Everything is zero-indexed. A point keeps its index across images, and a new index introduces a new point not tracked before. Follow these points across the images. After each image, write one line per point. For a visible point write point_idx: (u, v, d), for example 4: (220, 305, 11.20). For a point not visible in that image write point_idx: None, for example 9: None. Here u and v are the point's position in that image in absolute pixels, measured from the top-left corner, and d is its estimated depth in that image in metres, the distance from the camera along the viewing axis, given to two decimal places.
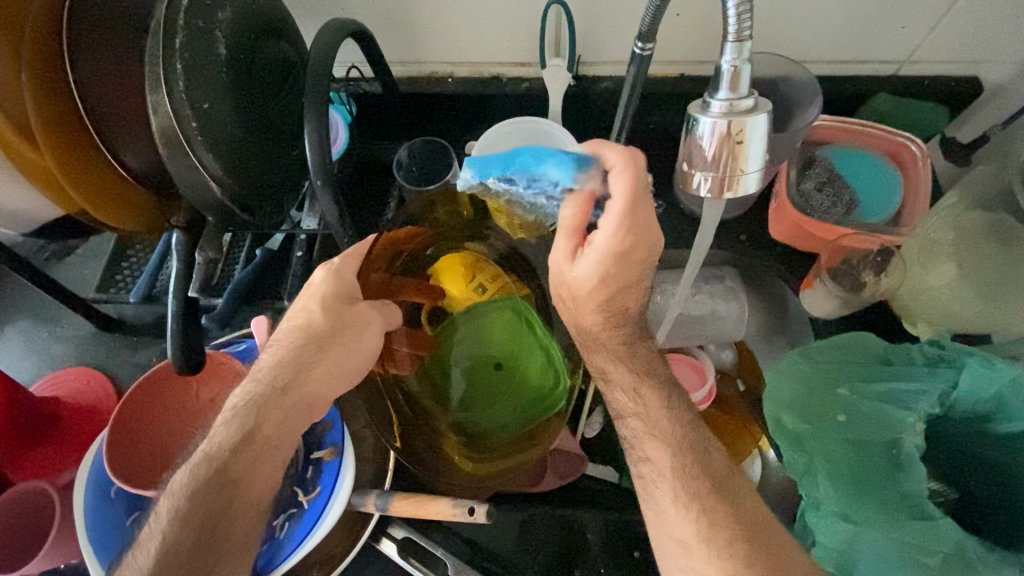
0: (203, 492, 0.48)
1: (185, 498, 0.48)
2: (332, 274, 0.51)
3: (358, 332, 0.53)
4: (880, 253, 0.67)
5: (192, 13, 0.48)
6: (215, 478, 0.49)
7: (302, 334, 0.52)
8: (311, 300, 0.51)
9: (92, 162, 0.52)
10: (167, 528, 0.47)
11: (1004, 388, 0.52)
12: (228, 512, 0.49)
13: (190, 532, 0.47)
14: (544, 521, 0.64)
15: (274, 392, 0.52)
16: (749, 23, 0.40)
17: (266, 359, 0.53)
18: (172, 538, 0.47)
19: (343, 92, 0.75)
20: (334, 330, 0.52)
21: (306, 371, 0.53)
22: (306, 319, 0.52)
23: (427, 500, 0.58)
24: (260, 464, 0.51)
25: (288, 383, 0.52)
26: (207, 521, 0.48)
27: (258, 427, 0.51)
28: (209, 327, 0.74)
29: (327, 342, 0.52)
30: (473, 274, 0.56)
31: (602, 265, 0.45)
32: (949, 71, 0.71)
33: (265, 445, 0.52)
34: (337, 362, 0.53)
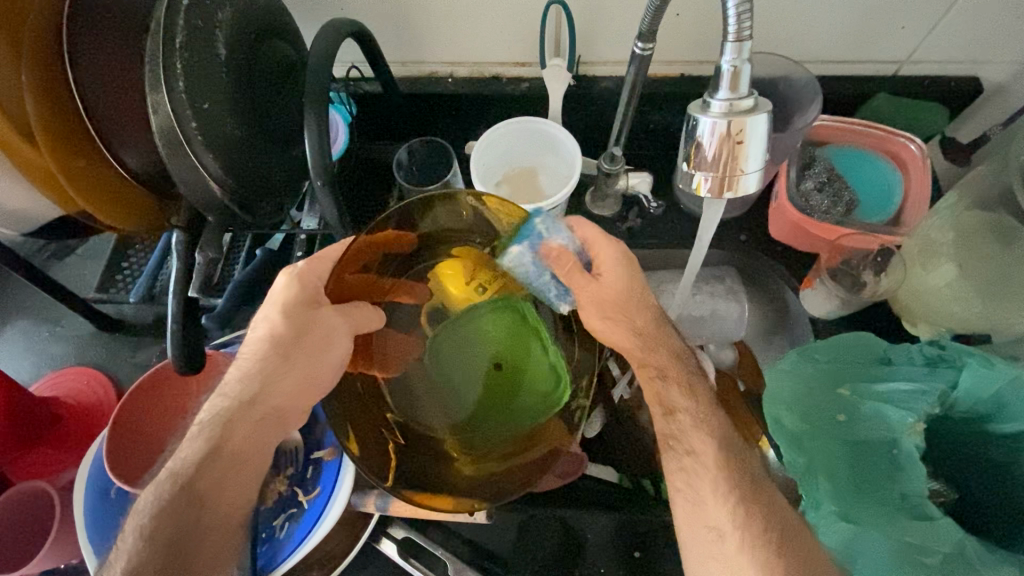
0: (170, 509, 0.51)
1: (152, 515, 0.51)
2: (294, 278, 0.53)
3: (326, 338, 0.53)
4: (880, 253, 0.67)
5: (192, 12, 0.48)
6: (182, 494, 0.51)
7: (265, 345, 0.54)
8: (275, 308, 0.54)
9: (91, 161, 0.52)
10: (137, 540, 0.50)
11: (1004, 388, 0.52)
12: (195, 527, 0.51)
13: (158, 548, 0.49)
14: (544, 521, 0.64)
15: (241, 406, 0.54)
16: (749, 23, 0.40)
17: (233, 374, 0.55)
18: (141, 553, 0.49)
19: (343, 92, 0.75)
20: (296, 336, 0.53)
21: (274, 383, 0.54)
22: (270, 329, 0.53)
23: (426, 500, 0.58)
24: (229, 478, 0.53)
25: (256, 397, 0.54)
26: (175, 535, 0.50)
27: (224, 441, 0.53)
28: (209, 327, 0.74)
29: (292, 350, 0.54)
30: (473, 274, 0.56)
31: (620, 276, 0.55)
32: (949, 72, 0.71)
33: (232, 459, 0.53)
34: (307, 373, 0.55)
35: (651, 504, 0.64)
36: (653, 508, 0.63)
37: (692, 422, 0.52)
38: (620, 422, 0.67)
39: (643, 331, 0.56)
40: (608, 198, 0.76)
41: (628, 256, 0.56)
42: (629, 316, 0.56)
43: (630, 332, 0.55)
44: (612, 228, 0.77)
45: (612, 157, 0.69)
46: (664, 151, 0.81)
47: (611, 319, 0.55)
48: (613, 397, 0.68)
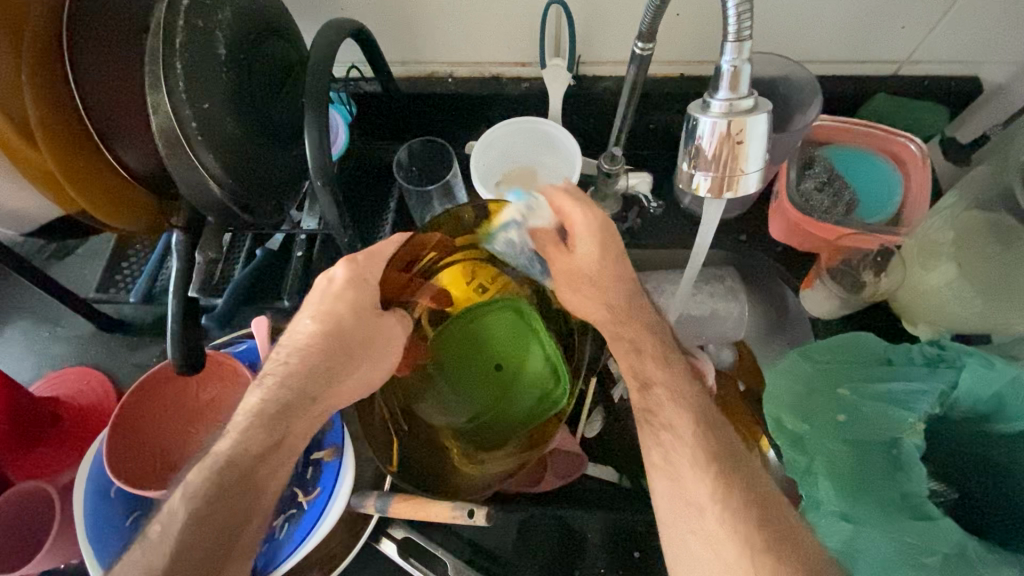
0: (224, 494, 0.47)
1: (205, 498, 0.47)
2: (353, 273, 0.51)
3: (385, 342, 0.53)
4: (880, 253, 0.68)
5: (192, 12, 0.48)
6: (236, 480, 0.48)
7: (328, 337, 0.50)
8: (338, 300, 0.50)
9: (93, 161, 0.52)
10: (183, 526, 0.46)
11: (1004, 388, 0.52)
12: (241, 516, 0.48)
13: (207, 536, 0.46)
14: (544, 521, 0.64)
15: (304, 400, 0.51)
16: (749, 23, 0.40)
17: (288, 361, 0.51)
18: (189, 538, 0.46)
19: (343, 92, 0.75)
20: (363, 339, 0.51)
21: (337, 381, 0.51)
22: (334, 321, 0.50)
23: (426, 502, 0.56)
24: (279, 470, 0.50)
25: (318, 392, 0.51)
26: (223, 524, 0.47)
27: (284, 435, 0.50)
28: (209, 327, 0.74)
29: (358, 351, 0.51)
30: (473, 275, 0.58)
31: (592, 241, 0.51)
32: (949, 72, 0.71)
33: (286, 452, 0.51)
34: (367, 375, 0.53)
35: (650, 504, 0.64)
36: (653, 507, 0.63)
37: (668, 395, 0.50)
38: (620, 423, 0.67)
39: (613, 303, 0.53)
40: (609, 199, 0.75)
41: (605, 220, 0.52)
42: (597, 282, 0.52)
43: (597, 305, 0.53)
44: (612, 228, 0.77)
45: (612, 157, 0.69)
46: (664, 152, 0.81)
47: (579, 289, 0.54)
48: (613, 397, 0.68)
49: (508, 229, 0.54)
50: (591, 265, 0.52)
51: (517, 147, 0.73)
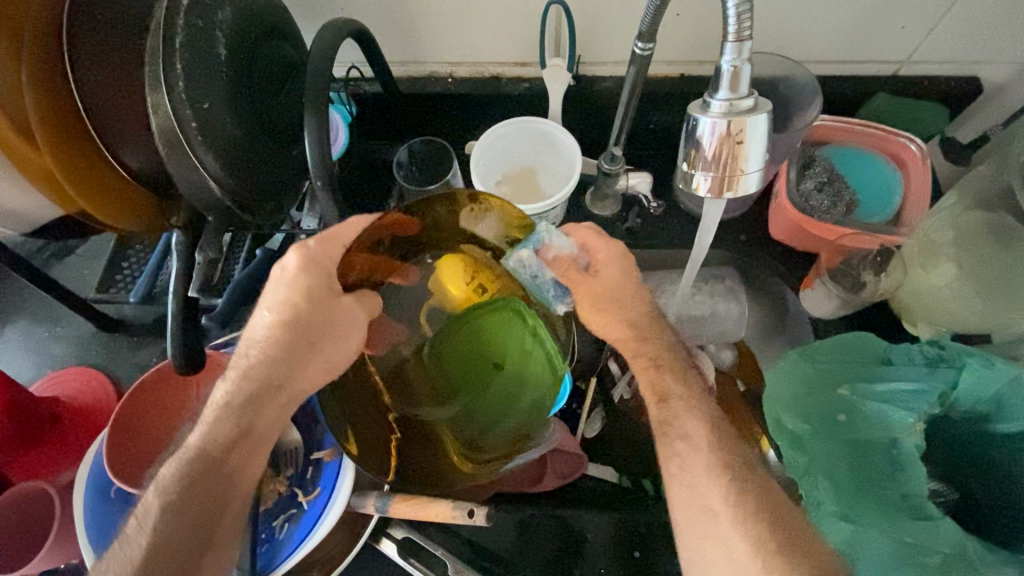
0: (196, 485, 0.50)
1: (177, 490, 0.49)
2: (305, 259, 0.49)
3: (347, 325, 0.51)
4: (880, 252, 0.67)
5: (192, 12, 0.48)
6: (209, 472, 0.50)
7: (285, 330, 0.50)
8: (293, 288, 0.49)
9: (92, 161, 0.52)
10: (160, 511, 0.49)
11: (1004, 389, 0.52)
12: (215, 505, 0.51)
13: (183, 526, 0.49)
14: (544, 521, 0.64)
15: (266, 389, 0.52)
16: (749, 23, 0.40)
17: (249, 354, 0.52)
18: (164, 530, 0.48)
19: (343, 92, 0.76)
20: (321, 327, 0.50)
21: (299, 368, 0.52)
22: (290, 311, 0.50)
23: (427, 502, 0.58)
24: (251, 460, 0.53)
25: (282, 381, 0.52)
26: (198, 514, 0.50)
27: (253, 423, 0.52)
28: (209, 327, 0.73)
29: (317, 337, 0.51)
30: (473, 274, 0.57)
31: (617, 270, 0.55)
32: (948, 72, 0.71)
33: (257, 441, 0.53)
34: (330, 359, 0.52)
35: (650, 504, 0.64)
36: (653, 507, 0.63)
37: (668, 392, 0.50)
38: (619, 423, 0.67)
39: (638, 325, 0.55)
40: (608, 199, 0.76)
41: (627, 251, 0.55)
42: (619, 315, 0.55)
43: (624, 325, 0.54)
44: (613, 228, 0.77)
45: (612, 157, 0.69)
46: (664, 152, 0.81)
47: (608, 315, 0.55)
48: (613, 397, 0.67)
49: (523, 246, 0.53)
50: (616, 280, 0.55)
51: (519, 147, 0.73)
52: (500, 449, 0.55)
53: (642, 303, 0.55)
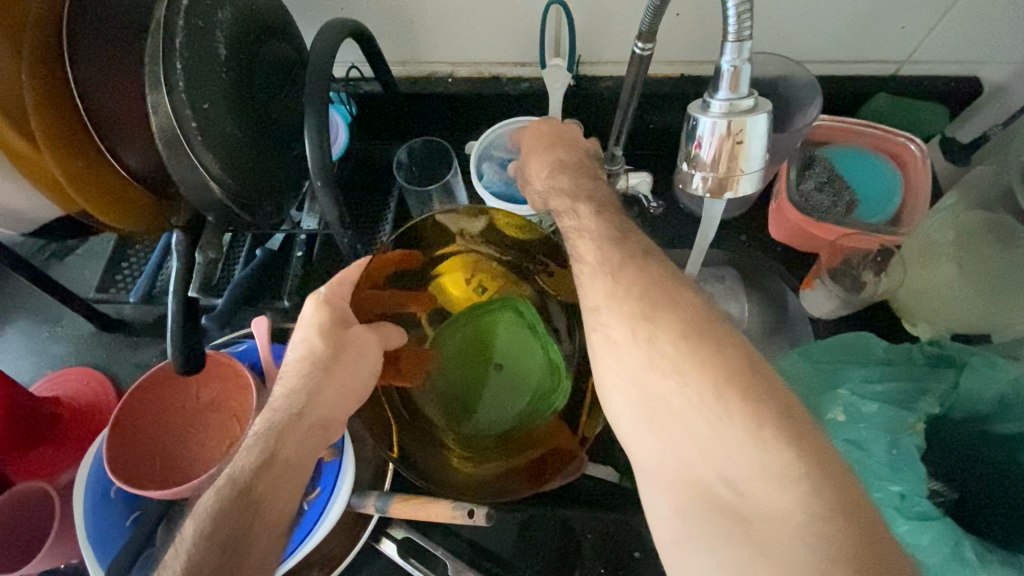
0: (224, 509, 0.46)
1: (209, 517, 0.46)
2: (321, 303, 0.53)
3: (358, 353, 0.53)
4: (880, 253, 0.67)
5: (192, 12, 0.48)
6: (238, 498, 0.46)
7: (306, 361, 0.52)
8: (309, 331, 0.53)
9: (92, 161, 0.52)
10: (191, 546, 0.45)
11: (1005, 388, 0.53)
12: (249, 532, 0.46)
13: (213, 549, 0.44)
14: (544, 521, 0.64)
15: (290, 417, 0.50)
16: (749, 23, 0.40)
17: (281, 388, 0.52)
18: (196, 554, 0.44)
19: (343, 92, 0.76)
20: (334, 352, 0.52)
21: (319, 393, 0.51)
22: (310, 349, 0.52)
23: (427, 502, 0.58)
24: (282, 484, 0.49)
25: (303, 407, 0.51)
26: (230, 537, 0.45)
27: (278, 449, 0.49)
28: (208, 327, 0.72)
29: (332, 363, 0.52)
30: (472, 275, 0.63)
31: (548, 144, 0.58)
32: (949, 72, 0.71)
33: (286, 467, 0.49)
34: (345, 382, 0.52)
35: None
36: None
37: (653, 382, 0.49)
38: None
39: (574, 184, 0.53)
40: None
41: (562, 132, 0.59)
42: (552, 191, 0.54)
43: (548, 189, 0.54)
44: None
45: (613, 157, 0.67)
46: (664, 151, 0.81)
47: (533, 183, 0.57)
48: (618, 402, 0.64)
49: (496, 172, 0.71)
50: (544, 155, 0.58)
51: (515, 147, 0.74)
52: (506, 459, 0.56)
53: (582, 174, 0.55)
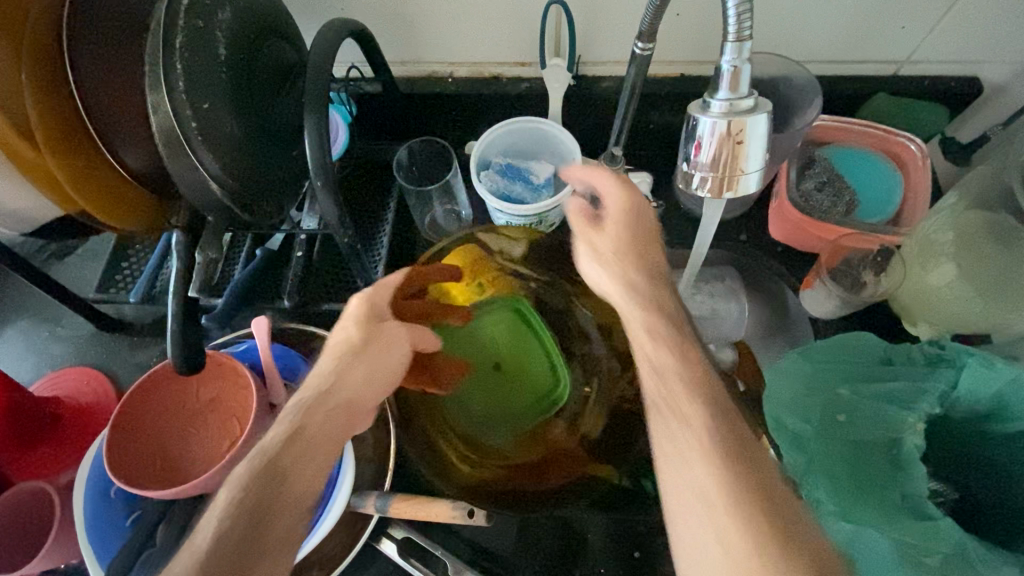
0: (250, 478, 0.44)
1: (236, 485, 0.44)
2: (363, 300, 0.54)
3: (388, 343, 0.53)
4: (880, 253, 0.68)
5: (192, 12, 0.48)
6: (264, 469, 0.45)
7: (338, 348, 0.52)
8: (346, 325, 0.53)
9: (91, 161, 0.52)
10: (220, 514, 0.42)
11: (1004, 388, 0.52)
12: (272, 504, 0.44)
13: (239, 518, 0.42)
14: (544, 521, 0.64)
15: (318, 395, 0.49)
16: (749, 23, 0.40)
17: (314, 373, 0.52)
18: (222, 521, 0.42)
19: (343, 92, 0.75)
20: (366, 340, 0.52)
21: (349, 372, 0.51)
22: (343, 339, 0.52)
23: (426, 502, 0.58)
24: (309, 460, 0.47)
25: (331, 386, 0.50)
26: (257, 506, 0.43)
27: (305, 425, 0.48)
28: (209, 327, 0.73)
29: (363, 349, 0.52)
30: (472, 278, 0.64)
31: (623, 225, 0.50)
32: (949, 72, 0.71)
33: (312, 443, 0.47)
34: (375, 366, 0.52)
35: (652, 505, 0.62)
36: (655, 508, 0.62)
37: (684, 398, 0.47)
38: None
39: (635, 286, 0.48)
40: None
41: (640, 207, 0.50)
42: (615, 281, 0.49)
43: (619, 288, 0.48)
44: None
45: (613, 157, 0.69)
46: (664, 152, 0.81)
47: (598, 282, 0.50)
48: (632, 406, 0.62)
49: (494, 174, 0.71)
50: (615, 242, 0.50)
51: (514, 147, 0.74)
52: (528, 459, 0.59)
53: (648, 263, 0.49)
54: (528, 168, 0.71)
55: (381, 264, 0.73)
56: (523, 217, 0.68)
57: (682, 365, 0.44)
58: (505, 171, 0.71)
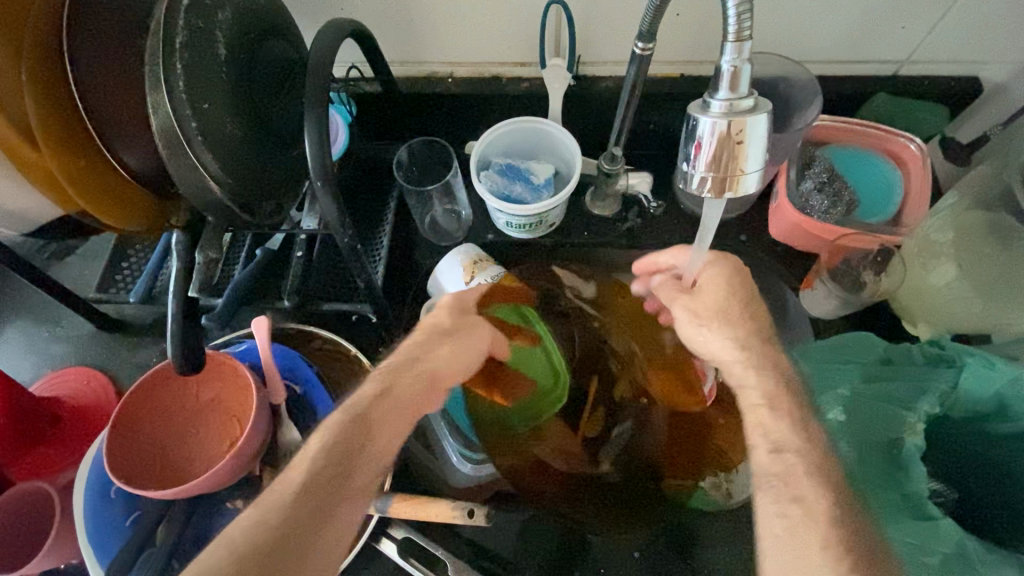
0: (343, 427, 0.45)
1: (331, 426, 0.45)
2: (452, 294, 0.55)
3: (471, 333, 0.53)
4: (879, 253, 0.67)
5: (192, 12, 0.48)
6: (356, 420, 0.46)
7: (427, 331, 0.52)
8: (435, 314, 0.54)
9: (91, 161, 0.51)
10: (313, 453, 0.44)
11: (1003, 389, 0.52)
12: (360, 452, 0.45)
13: (332, 458, 0.44)
14: (544, 523, 0.63)
15: (406, 361, 0.50)
16: (749, 23, 0.40)
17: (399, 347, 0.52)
18: (314, 461, 0.43)
19: (343, 92, 0.75)
20: (454, 327, 0.53)
21: (435, 350, 0.51)
22: (434, 323, 0.53)
23: (427, 502, 0.58)
24: (395, 420, 0.48)
25: (420, 360, 0.50)
26: (346, 451, 0.45)
27: (395, 387, 0.48)
28: (208, 326, 0.71)
29: (451, 333, 0.52)
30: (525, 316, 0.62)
31: (718, 286, 0.50)
32: (949, 72, 0.71)
33: (399, 405, 0.48)
34: (460, 351, 0.51)
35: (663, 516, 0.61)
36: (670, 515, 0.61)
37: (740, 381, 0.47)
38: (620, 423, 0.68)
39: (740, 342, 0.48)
40: (608, 198, 0.76)
41: (734, 268, 0.50)
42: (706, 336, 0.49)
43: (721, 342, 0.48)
44: (612, 228, 0.77)
45: (612, 157, 0.70)
46: (664, 152, 0.81)
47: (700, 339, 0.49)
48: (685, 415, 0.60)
49: (491, 172, 0.71)
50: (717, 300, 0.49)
51: (512, 144, 0.74)
52: (604, 474, 0.58)
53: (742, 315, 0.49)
54: (528, 168, 0.72)
55: (381, 264, 0.74)
56: (521, 216, 0.68)
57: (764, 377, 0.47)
58: (503, 170, 0.71)
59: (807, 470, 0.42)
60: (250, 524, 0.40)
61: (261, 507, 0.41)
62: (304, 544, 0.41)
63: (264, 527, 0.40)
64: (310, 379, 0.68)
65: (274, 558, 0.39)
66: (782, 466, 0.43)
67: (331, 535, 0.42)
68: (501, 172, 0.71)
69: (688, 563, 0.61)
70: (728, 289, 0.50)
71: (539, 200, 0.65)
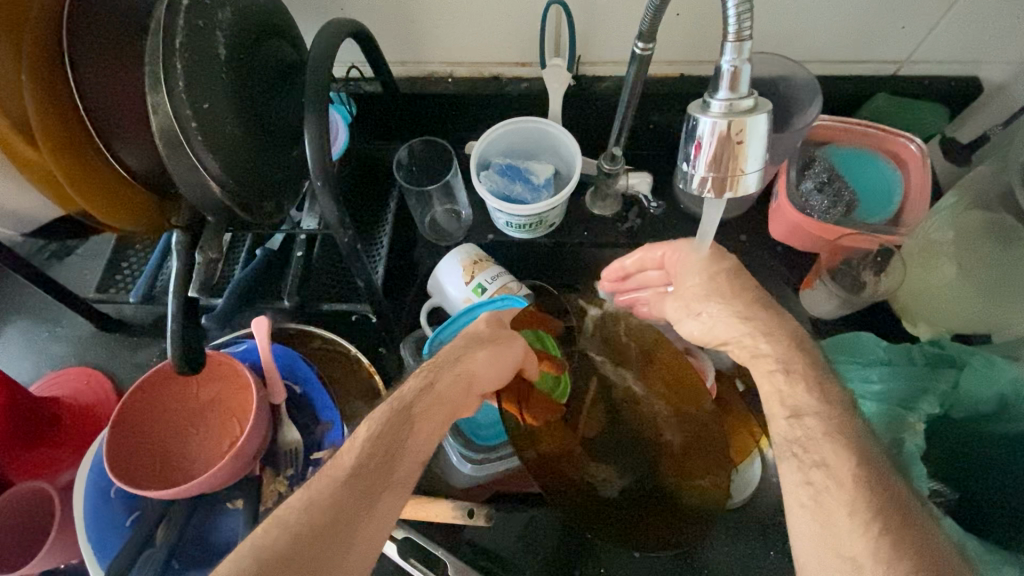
0: (389, 419, 0.46)
1: (379, 417, 0.46)
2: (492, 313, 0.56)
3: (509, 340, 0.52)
4: (880, 253, 0.67)
5: (192, 12, 0.48)
6: (400, 411, 0.46)
7: (465, 337, 0.53)
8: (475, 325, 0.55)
9: (91, 161, 0.51)
10: (361, 442, 0.44)
11: (1005, 389, 0.54)
12: (404, 443, 0.45)
13: (378, 446, 0.44)
14: (545, 523, 0.64)
15: (445, 360, 0.50)
16: (749, 23, 0.40)
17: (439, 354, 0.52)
18: (362, 448, 0.44)
19: (343, 92, 0.75)
20: (491, 335, 0.52)
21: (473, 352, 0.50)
22: (472, 331, 0.53)
23: (428, 501, 0.59)
24: (437, 415, 0.48)
25: (457, 360, 0.50)
26: (392, 442, 0.45)
27: (435, 385, 0.48)
28: (208, 327, 0.71)
29: (488, 339, 0.52)
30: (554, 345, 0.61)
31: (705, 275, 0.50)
32: (949, 72, 0.71)
33: (439, 401, 0.48)
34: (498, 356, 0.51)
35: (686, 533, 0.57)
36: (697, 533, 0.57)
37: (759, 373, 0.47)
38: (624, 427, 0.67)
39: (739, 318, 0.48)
40: (609, 198, 0.76)
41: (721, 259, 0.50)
42: (712, 319, 0.49)
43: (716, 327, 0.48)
44: (612, 228, 0.77)
45: (612, 157, 0.69)
46: (664, 152, 0.81)
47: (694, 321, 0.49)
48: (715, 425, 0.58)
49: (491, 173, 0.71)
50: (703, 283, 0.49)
51: (512, 144, 0.74)
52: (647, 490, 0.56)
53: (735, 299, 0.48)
54: (528, 168, 0.71)
55: (381, 264, 0.74)
56: (520, 215, 0.67)
57: (786, 358, 0.46)
58: (504, 170, 0.71)
59: (825, 434, 0.42)
60: (302, 506, 0.41)
61: (311, 490, 0.42)
62: (349, 530, 0.41)
63: (314, 508, 0.41)
64: (310, 379, 0.67)
65: (323, 541, 0.39)
66: (802, 431, 0.43)
67: (375, 525, 0.42)
68: (501, 172, 0.71)
69: (690, 564, 0.61)
70: (719, 273, 0.49)
71: (541, 199, 0.65)
